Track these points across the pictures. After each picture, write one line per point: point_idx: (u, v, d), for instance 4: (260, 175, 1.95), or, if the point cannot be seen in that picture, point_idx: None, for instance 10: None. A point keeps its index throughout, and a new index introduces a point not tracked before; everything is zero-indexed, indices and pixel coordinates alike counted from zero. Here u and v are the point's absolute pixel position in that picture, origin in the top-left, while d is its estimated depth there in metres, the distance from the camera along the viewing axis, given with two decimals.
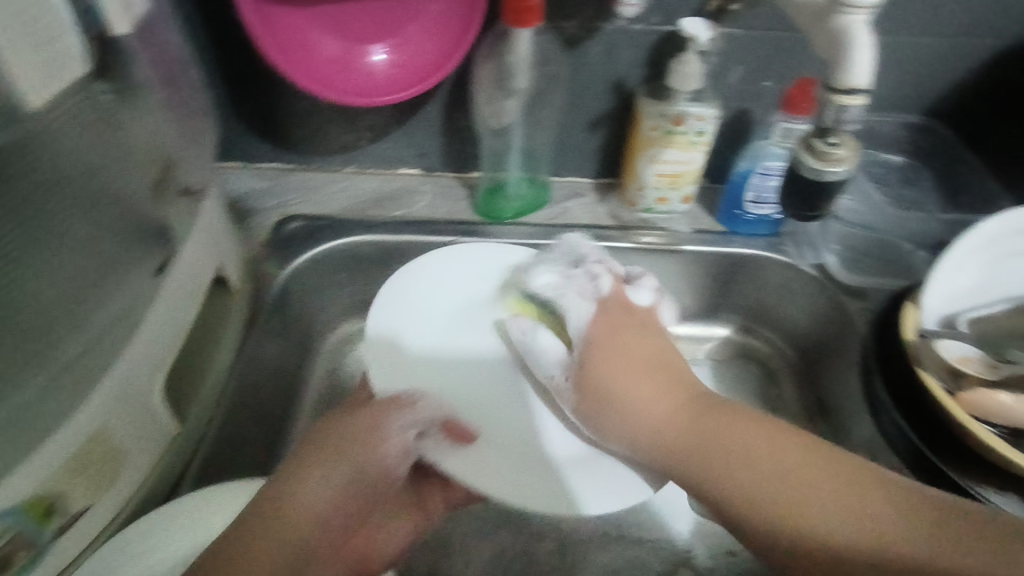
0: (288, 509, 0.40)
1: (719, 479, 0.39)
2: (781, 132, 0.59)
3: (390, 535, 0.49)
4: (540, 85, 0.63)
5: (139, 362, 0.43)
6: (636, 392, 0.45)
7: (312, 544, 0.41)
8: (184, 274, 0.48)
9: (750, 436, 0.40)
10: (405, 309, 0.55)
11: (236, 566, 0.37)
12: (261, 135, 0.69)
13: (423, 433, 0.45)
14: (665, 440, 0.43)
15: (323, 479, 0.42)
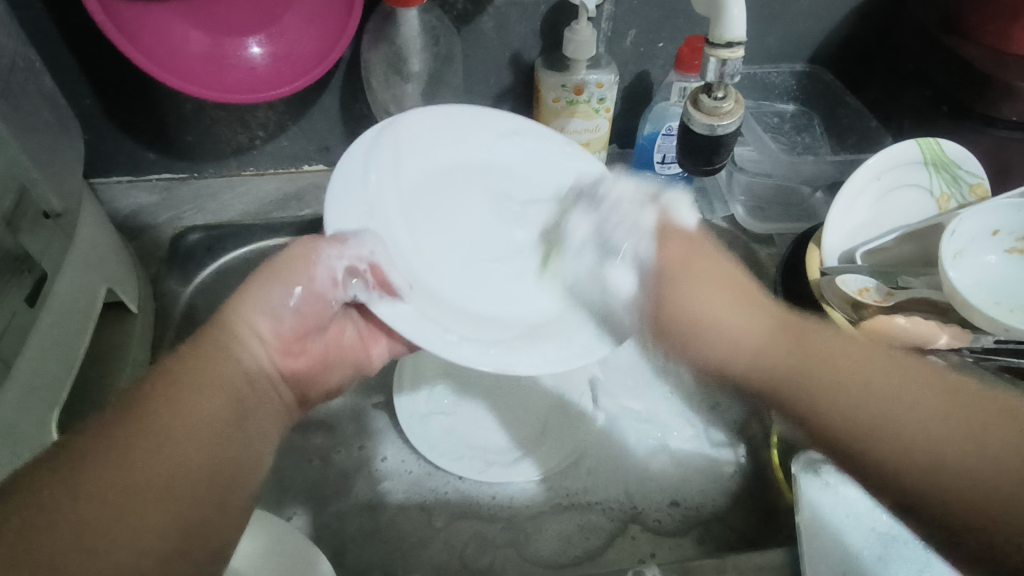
0: (203, 379, 0.35)
1: (829, 391, 0.38)
2: (678, 92, 0.61)
3: (335, 365, 0.48)
4: (438, 63, 0.61)
5: (19, 413, 0.37)
6: (716, 309, 0.45)
7: (242, 400, 0.37)
8: (65, 304, 0.42)
9: (880, 372, 0.39)
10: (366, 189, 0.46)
11: (125, 448, 0.30)
12: (144, 144, 0.62)
13: (354, 271, 0.42)
14: (769, 364, 0.42)
15: (256, 324, 0.41)
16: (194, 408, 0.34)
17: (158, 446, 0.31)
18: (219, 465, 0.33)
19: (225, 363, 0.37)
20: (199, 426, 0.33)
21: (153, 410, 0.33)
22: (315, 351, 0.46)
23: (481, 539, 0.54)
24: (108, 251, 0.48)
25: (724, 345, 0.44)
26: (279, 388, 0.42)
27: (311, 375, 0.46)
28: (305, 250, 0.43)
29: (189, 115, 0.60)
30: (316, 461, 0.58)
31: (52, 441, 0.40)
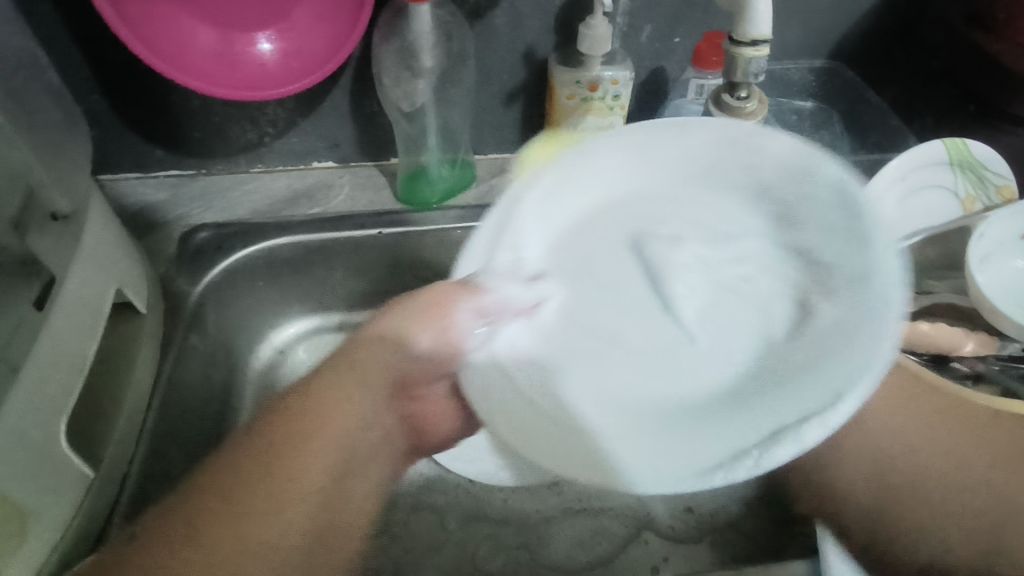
0: (316, 429, 0.38)
1: (916, 537, 0.45)
2: (695, 89, 0.60)
3: (438, 422, 0.51)
4: (450, 59, 0.60)
5: (28, 418, 0.37)
6: (913, 431, 0.46)
7: (358, 450, 0.40)
8: (75, 306, 0.41)
9: (976, 471, 0.44)
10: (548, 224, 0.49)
11: (241, 494, 0.35)
12: (151, 140, 0.61)
13: (490, 321, 0.46)
14: (921, 459, 0.46)
15: (418, 333, 0.45)
16: (333, 422, 0.39)
17: (287, 478, 0.36)
18: (329, 514, 0.37)
19: (389, 352, 0.44)
20: (324, 443, 0.38)
21: (279, 451, 0.37)
22: (433, 395, 0.49)
23: (494, 542, 0.54)
24: (117, 252, 0.48)
25: (898, 463, 0.47)
26: (393, 435, 0.45)
27: (422, 417, 0.49)
28: (441, 294, 0.46)
29: (198, 111, 0.59)
30: None
31: (61, 445, 0.39)
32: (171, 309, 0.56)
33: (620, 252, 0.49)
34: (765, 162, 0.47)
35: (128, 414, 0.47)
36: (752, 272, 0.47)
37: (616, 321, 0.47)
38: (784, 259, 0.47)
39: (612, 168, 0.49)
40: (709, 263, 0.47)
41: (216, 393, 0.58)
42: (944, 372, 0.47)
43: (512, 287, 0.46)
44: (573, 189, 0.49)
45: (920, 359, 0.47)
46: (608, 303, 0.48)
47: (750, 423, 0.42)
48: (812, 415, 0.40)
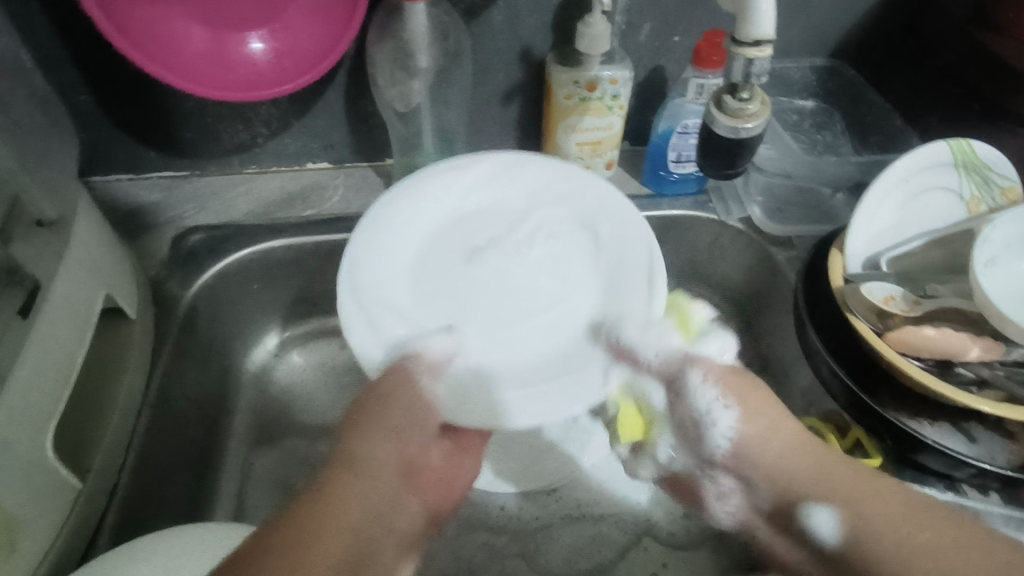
0: (332, 504, 0.37)
1: None
2: (694, 88, 0.58)
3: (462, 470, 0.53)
4: (446, 58, 0.58)
5: (13, 430, 0.36)
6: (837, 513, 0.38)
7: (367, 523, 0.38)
8: (62, 314, 0.40)
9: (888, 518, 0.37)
10: (383, 252, 0.50)
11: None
12: (142, 141, 0.60)
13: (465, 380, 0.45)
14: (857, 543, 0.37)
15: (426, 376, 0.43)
16: (345, 512, 0.37)
17: (291, 570, 0.33)
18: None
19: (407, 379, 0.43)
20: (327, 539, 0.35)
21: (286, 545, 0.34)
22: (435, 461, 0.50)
23: (490, 550, 0.53)
24: (106, 258, 0.47)
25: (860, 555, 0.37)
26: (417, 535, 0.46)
27: (436, 486, 0.50)
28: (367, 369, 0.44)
29: (189, 111, 0.58)
30: (320, 467, 0.57)
31: (49, 456, 0.39)
32: (162, 314, 0.54)
33: (457, 262, 0.50)
34: (533, 179, 0.54)
35: (118, 422, 0.46)
36: (615, 234, 0.52)
37: (493, 304, 0.49)
38: (599, 231, 0.52)
39: (418, 209, 0.52)
40: (528, 258, 0.51)
41: (207, 398, 0.57)
42: (948, 377, 0.46)
43: (388, 289, 0.48)
44: (376, 252, 0.49)
45: (924, 364, 0.46)
46: (486, 291, 0.49)
47: (637, 325, 0.46)
48: (625, 323, 0.47)
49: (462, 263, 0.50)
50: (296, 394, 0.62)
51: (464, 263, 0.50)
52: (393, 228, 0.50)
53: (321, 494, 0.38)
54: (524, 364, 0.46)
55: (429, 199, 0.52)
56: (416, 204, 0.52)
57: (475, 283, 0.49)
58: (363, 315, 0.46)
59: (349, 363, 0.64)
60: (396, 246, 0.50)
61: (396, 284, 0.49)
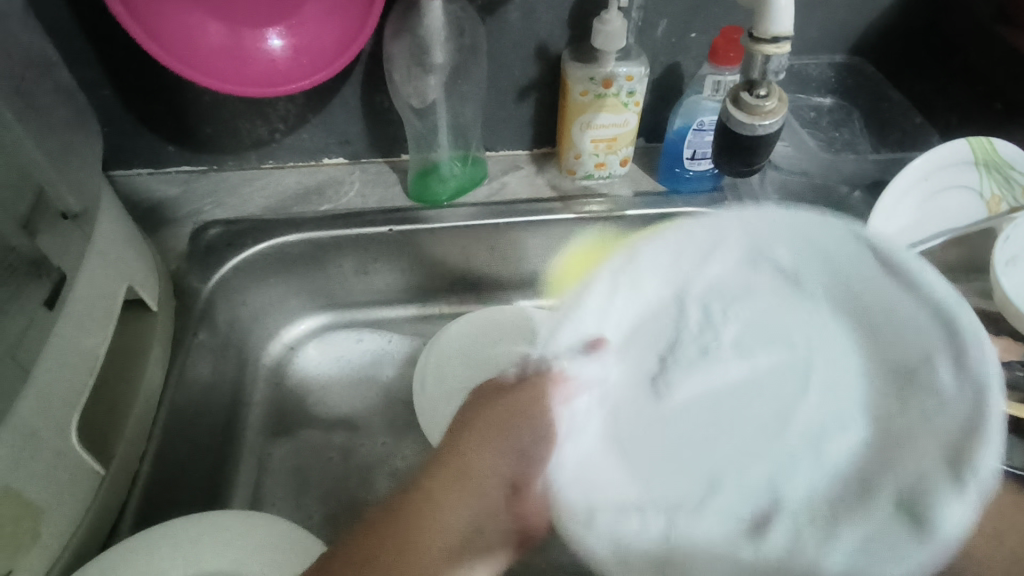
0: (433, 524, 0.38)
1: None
2: (711, 85, 0.58)
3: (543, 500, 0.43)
4: (462, 54, 0.59)
5: (39, 418, 0.37)
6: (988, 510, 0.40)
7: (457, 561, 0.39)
8: (87, 305, 0.41)
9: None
10: (595, 319, 0.48)
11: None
12: (163, 136, 0.61)
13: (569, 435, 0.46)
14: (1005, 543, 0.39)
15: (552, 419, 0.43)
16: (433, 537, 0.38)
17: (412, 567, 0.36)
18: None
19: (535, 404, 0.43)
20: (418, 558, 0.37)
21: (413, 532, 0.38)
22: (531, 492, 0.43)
23: None
24: (128, 250, 0.48)
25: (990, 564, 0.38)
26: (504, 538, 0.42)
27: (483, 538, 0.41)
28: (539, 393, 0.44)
29: (208, 106, 0.59)
30: (336, 458, 0.58)
31: (74, 444, 0.40)
32: (182, 306, 0.55)
33: (667, 324, 0.49)
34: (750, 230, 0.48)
35: (138, 411, 0.47)
36: (800, 254, 0.47)
37: (692, 447, 0.44)
38: (761, 308, 0.47)
39: (632, 278, 0.49)
40: (725, 345, 0.47)
41: (226, 390, 0.58)
42: None
43: (585, 404, 0.44)
44: (569, 324, 0.49)
45: None
46: (699, 401, 0.45)
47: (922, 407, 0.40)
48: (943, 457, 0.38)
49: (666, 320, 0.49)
50: (313, 386, 0.63)
51: (655, 404, 0.46)
52: (600, 303, 0.49)
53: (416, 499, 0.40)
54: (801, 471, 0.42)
55: (666, 254, 0.49)
56: (658, 254, 0.49)
57: (696, 381, 0.46)
58: (613, 506, 0.41)
59: (367, 356, 0.66)
60: (607, 317, 0.49)
61: (593, 423, 0.44)
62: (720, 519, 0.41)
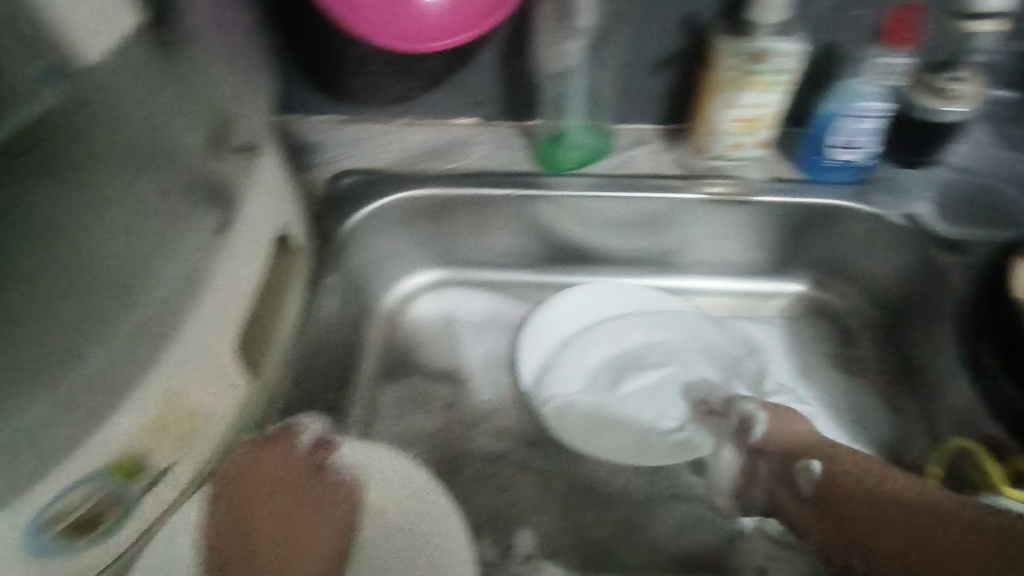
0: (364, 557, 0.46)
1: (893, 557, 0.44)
2: (877, 69, 0.54)
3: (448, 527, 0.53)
4: (608, 20, 0.58)
5: (209, 330, 0.41)
6: (880, 497, 0.46)
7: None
8: (251, 232, 0.45)
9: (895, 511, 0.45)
10: (541, 342, 0.63)
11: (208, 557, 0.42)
12: (313, 85, 0.65)
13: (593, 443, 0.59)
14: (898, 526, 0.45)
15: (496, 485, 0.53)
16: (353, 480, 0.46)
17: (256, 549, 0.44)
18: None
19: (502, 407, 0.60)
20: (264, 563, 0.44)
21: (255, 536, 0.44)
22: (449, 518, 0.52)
23: (598, 513, 0.55)
24: (283, 188, 0.51)
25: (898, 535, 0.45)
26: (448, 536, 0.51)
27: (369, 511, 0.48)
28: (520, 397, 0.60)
29: (358, 59, 0.62)
30: (442, 409, 0.61)
31: (231, 359, 0.43)
32: (318, 246, 0.59)
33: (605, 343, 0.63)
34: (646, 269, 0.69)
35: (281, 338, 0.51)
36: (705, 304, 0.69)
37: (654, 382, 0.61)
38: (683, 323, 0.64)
39: (568, 322, 0.65)
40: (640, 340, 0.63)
41: (348, 331, 0.61)
42: None
43: (570, 390, 0.60)
44: (532, 356, 0.63)
45: None
46: (645, 394, 0.60)
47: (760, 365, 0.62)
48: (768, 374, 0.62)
49: (601, 336, 0.64)
50: (424, 337, 0.66)
51: (610, 389, 0.60)
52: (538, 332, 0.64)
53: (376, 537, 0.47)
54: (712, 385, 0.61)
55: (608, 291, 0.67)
56: (588, 298, 0.66)
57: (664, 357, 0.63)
58: (611, 435, 0.58)
59: (478, 316, 0.67)
60: (562, 344, 0.63)
61: (595, 394, 0.60)
62: (700, 435, 0.58)
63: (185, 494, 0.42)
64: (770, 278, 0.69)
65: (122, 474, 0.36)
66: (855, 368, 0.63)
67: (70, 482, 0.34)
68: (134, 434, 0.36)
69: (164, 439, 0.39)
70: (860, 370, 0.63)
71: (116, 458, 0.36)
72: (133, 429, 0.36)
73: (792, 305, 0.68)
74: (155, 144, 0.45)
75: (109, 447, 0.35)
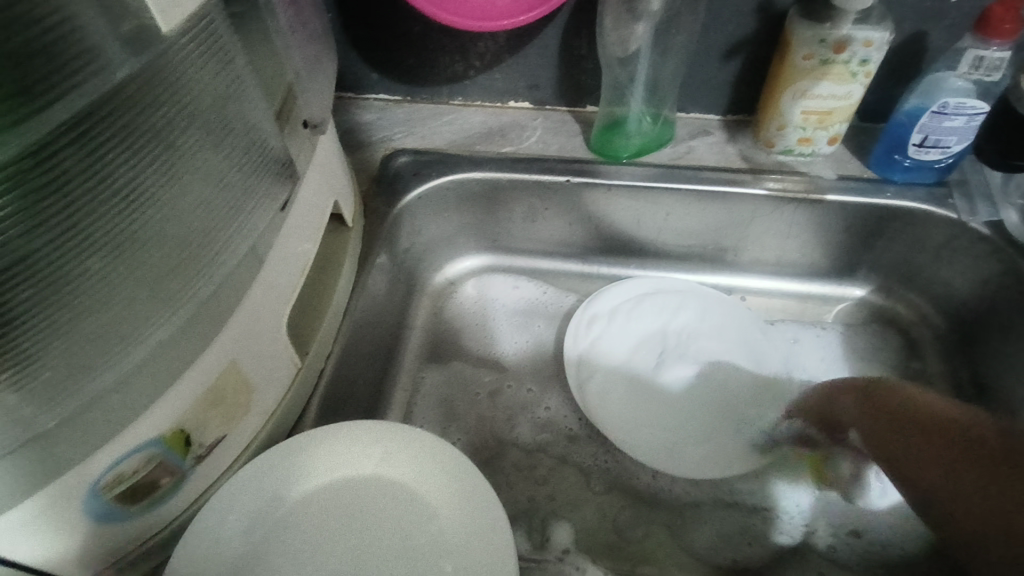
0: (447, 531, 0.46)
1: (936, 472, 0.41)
2: (971, 61, 0.50)
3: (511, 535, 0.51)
4: (680, 3, 0.55)
5: (263, 308, 0.41)
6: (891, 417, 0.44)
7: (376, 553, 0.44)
8: (307, 209, 0.45)
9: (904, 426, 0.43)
10: (597, 321, 0.62)
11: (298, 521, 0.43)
12: (369, 63, 0.64)
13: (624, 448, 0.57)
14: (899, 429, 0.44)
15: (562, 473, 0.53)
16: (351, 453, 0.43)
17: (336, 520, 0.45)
18: None
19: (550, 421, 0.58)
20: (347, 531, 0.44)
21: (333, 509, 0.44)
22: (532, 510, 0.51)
23: (638, 512, 0.54)
24: (338, 166, 0.51)
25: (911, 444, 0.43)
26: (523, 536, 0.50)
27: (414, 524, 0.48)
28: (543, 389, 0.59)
29: (415, 37, 0.61)
30: (483, 396, 0.60)
31: (282, 336, 0.43)
32: (368, 226, 0.58)
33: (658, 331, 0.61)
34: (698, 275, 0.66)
35: (329, 318, 0.50)
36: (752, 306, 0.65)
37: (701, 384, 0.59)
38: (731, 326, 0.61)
39: (624, 304, 0.63)
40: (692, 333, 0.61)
41: (393, 313, 0.61)
42: None
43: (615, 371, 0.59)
44: (587, 331, 0.61)
45: None
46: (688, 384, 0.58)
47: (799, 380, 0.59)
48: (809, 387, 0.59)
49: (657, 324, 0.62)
50: (467, 322, 0.65)
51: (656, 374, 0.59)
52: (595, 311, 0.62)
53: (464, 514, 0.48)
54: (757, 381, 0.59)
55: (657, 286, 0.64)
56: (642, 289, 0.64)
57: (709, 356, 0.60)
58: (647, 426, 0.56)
59: (522, 303, 0.66)
60: (615, 325, 0.62)
61: (636, 381, 0.59)
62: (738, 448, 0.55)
63: (232, 469, 0.43)
64: (831, 282, 0.66)
65: (176, 444, 0.37)
66: (919, 381, 0.60)
67: (127, 450, 0.34)
68: (186, 405, 0.37)
69: (216, 412, 0.39)
70: (925, 384, 0.60)
71: (169, 428, 0.36)
72: (187, 400, 0.37)
73: (854, 311, 0.65)
74: (210, 92, 0.34)
75: (163, 418, 0.35)
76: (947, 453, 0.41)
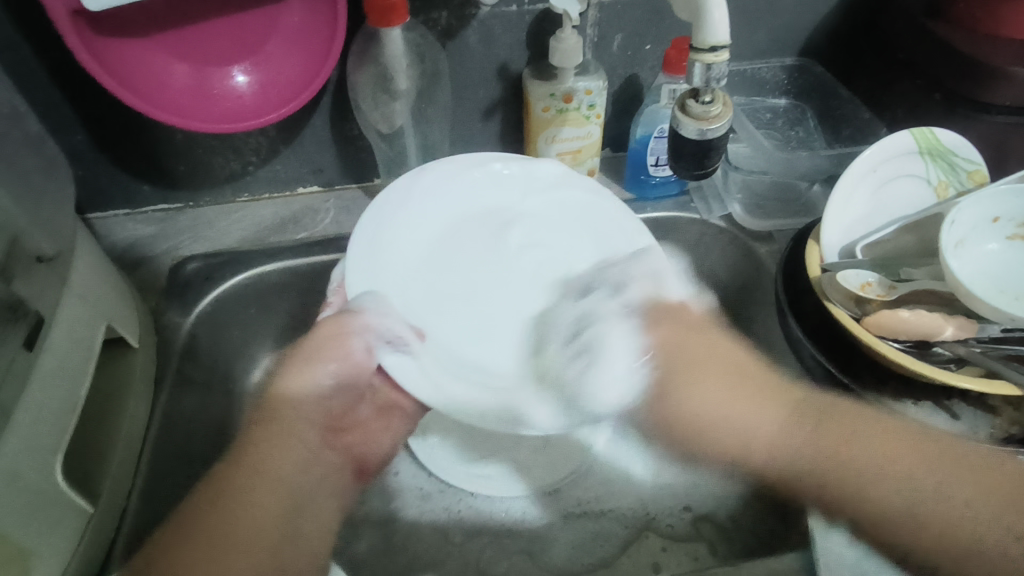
0: (264, 473, 0.44)
1: (858, 498, 0.44)
2: (668, 94, 0.61)
3: (381, 431, 0.56)
4: (425, 80, 0.60)
5: (24, 467, 0.37)
6: (743, 408, 0.48)
7: (295, 511, 0.45)
8: (65, 344, 0.42)
9: (807, 442, 0.46)
10: (398, 230, 0.51)
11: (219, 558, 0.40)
12: (139, 177, 0.62)
13: (389, 345, 0.47)
14: (805, 459, 0.46)
15: (318, 376, 0.48)
16: (281, 463, 0.45)
17: (222, 553, 0.40)
18: (277, 554, 0.42)
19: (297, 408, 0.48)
20: (270, 500, 0.44)
21: (256, 470, 0.44)
22: (359, 420, 0.55)
23: (497, 547, 0.55)
24: (106, 290, 0.48)
25: (893, 511, 0.42)
26: (334, 475, 0.51)
27: (359, 445, 0.55)
28: (336, 328, 0.47)
29: (180, 145, 0.60)
30: None
31: (59, 484, 0.40)
32: (163, 341, 0.56)
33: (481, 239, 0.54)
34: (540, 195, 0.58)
35: (124, 448, 0.48)
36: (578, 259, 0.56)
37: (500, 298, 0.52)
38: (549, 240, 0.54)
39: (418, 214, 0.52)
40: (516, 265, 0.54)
41: (213, 421, 0.58)
42: (924, 356, 0.48)
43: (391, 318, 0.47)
44: (394, 250, 0.50)
45: (903, 345, 0.48)
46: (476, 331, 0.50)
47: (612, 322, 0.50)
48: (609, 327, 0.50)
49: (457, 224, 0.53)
50: None
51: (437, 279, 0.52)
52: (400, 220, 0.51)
53: (254, 448, 0.45)
54: (586, 256, 0.54)
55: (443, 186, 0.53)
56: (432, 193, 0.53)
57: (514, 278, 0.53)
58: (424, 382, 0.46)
59: None
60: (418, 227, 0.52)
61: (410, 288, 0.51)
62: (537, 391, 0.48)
63: None
64: None
65: None
66: None
67: None
68: None
69: None
70: None
71: None
72: None
73: None
74: None
75: None
76: (819, 438, 0.45)
